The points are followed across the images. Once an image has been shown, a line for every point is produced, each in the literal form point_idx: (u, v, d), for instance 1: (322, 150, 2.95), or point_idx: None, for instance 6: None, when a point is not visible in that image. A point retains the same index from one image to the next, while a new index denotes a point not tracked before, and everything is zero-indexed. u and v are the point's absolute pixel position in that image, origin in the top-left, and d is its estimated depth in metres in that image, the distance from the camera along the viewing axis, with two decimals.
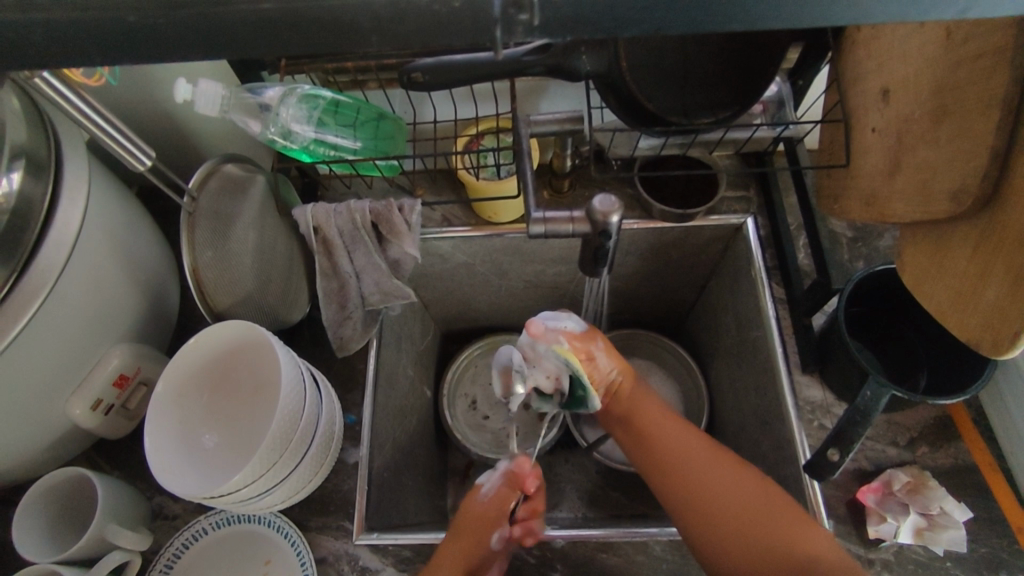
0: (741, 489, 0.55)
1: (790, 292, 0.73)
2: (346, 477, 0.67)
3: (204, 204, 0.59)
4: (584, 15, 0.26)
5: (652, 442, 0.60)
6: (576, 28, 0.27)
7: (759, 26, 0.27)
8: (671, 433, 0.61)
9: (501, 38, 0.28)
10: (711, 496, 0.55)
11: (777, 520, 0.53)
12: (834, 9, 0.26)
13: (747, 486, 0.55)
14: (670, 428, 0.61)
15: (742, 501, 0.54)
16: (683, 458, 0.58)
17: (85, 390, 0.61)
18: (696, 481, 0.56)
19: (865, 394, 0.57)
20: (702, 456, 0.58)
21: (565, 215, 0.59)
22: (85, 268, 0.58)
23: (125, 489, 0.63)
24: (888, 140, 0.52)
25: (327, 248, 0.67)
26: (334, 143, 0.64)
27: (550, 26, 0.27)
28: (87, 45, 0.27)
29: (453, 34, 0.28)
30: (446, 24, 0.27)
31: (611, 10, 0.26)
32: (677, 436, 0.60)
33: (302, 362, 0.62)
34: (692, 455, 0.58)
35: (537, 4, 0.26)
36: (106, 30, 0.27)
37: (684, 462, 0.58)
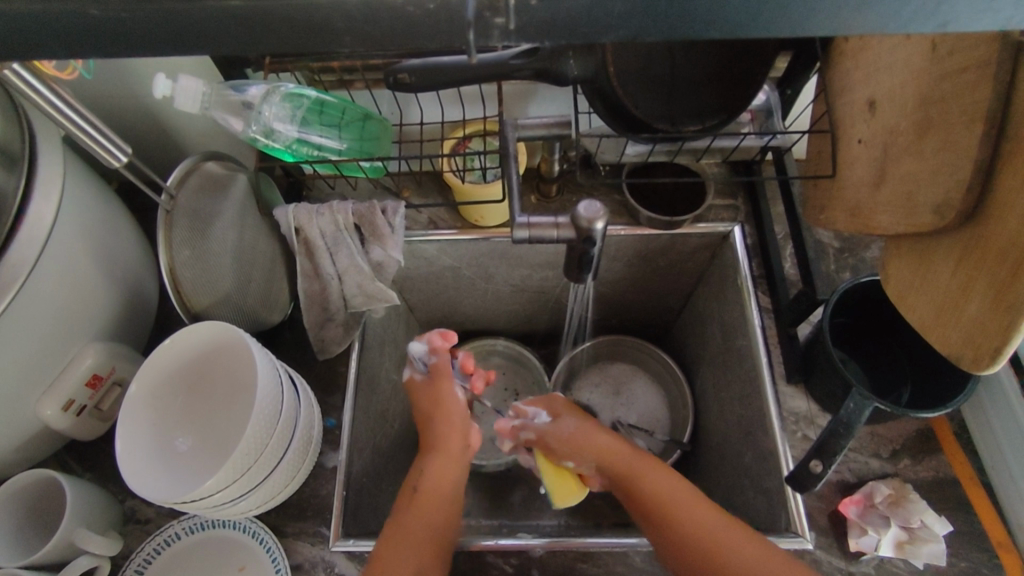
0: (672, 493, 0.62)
1: (776, 301, 0.73)
2: (324, 482, 0.66)
3: (183, 203, 0.57)
4: (561, 20, 0.26)
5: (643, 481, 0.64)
6: (553, 32, 0.26)
7: (737, 36, 0.27)
8: (652, 474, 0.64)
9: (475, 40, 0.27)
10: (647, 492, 0.63)
11: (707, 520, 0.58)
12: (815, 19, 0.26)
13: (710, 515, 0.59)
14: (649, 468, 0.65)
15: (679, 507, 0.60)
16: (662, 497, 0.61)
17: (55, 391, 0.60)
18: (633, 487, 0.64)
19: (847, 405, 0.57)
20: (651, 469, 0.65)
21: (549, 220, 0.57)
22: (57, 266, 0.56)
23: (96, 492, 0.62)
24: (874, 153, 0.51)
25: (308, 249, 0.64)
26: (318, 143, 0.63)
27: (525, 29, 0.26)
28: (44, 39, 0.26)
29: (429, 37, 0.27)
30: (421, 25, 0.26)
31: (591, 12, 0.25)
32: (607, 446, 0.69)
33: (280, 364, 0.61)
34: (665, 493, 0.62)
35: (511, 8, 0.25)
36: (67, 22, 0.26)
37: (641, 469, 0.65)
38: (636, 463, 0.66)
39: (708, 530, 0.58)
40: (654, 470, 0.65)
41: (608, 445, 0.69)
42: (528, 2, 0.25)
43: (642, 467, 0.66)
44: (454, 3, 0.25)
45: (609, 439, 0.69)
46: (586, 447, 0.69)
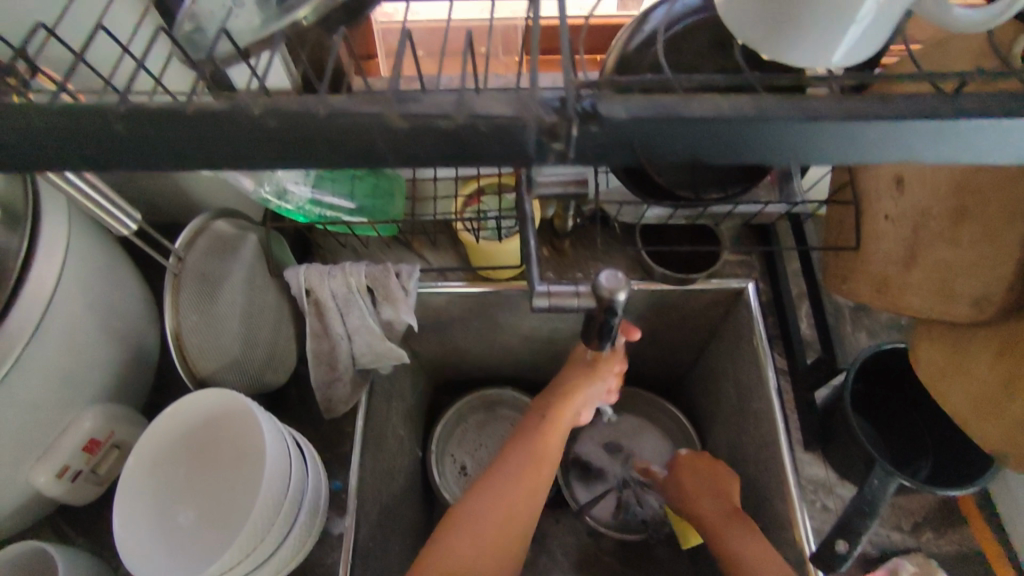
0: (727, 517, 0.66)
1: (792, 363, 0.72)
2: (329, 550, 0.63)
3: (191, 264, 0.55)
4: (621, 137, 0.24)
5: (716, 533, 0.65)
6: (616, 152, 0.25)
7: (805, 160, 0.26)
8: (726, 529, 0.65)
9: (532, 159, 0.25)
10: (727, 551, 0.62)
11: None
12: (880, 145, 0.25)
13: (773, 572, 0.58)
14: (730, 524, 0.65)
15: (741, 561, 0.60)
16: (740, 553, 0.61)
17: (50, 457, 0.58)
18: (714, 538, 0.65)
19: (872, 482, 0.56)
20: (730, 520, 0.66)
21: (570, 289, 0.55)
22: (58, 330, 0.55)
23: (90, 563, 0.59)
24: (902, 232, 0.51)
25: (319, 310, 0.62)
26: (331, 203, 0.62)
27: (587, 151, 0.25)
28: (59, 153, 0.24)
29: (486, 156, 0.25)
30: (477, 143, 0.24)
31: (657, 137, 0.24)
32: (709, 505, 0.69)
33: (288, 431, 0.59)
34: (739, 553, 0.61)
35: (573, 137, 0.24)
36: (94, 139, 0.24)
37: (715, 523, 0.66)
38: (717, 519, 0.66)
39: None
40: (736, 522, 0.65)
41: (736, 521, 0.65)
42: (589, 129, 0.24)
43: (721, 521, 0.66)
44: (508, 128, 0.24)
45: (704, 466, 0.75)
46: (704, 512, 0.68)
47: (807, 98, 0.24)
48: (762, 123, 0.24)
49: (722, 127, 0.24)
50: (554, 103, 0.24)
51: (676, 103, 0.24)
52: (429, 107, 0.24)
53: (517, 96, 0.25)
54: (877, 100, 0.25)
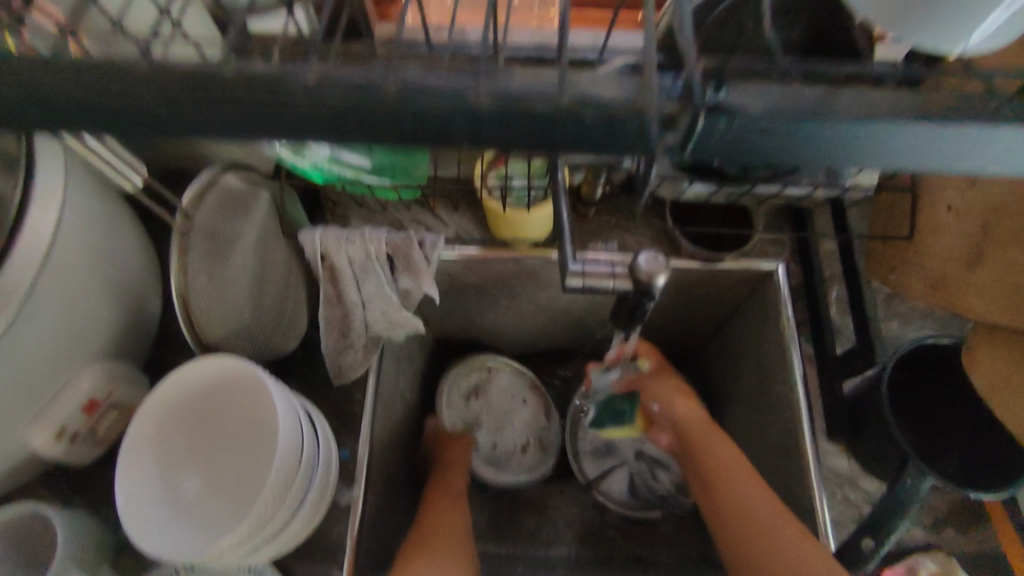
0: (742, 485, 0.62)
1: (820, 350, 0.70)
2: (338, 521, 0.62)
3: (199, 222, 0.51)
4: (752, 145, 0.25)
5: (725, 489, 0.62)
6: (730, 153, 0.25)
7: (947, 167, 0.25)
8: (739, 482, 0.62)
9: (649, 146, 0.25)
10: (733, 504, 0.61)
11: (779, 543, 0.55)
12: (1003, 154, 0.25)
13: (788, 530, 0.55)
14: (741, 479, 0.62)
15: (755, 517, 0.58)
16: (751, 503, 0.59)
17: (48, 418, 0.55)
18: (718, 488, 0.63)
19: (905, 484, 0.55)
20: (744, 477, 0.63)
21: (607, 270, 0.52)
22: (55, 287, 0.51)
23: (92, 525, 0.57)
24: (967, 229, 0.48)
25: (333, 275, 0.59)
26: (351, 163, 0.57)
27: (702, 149, 0.25)
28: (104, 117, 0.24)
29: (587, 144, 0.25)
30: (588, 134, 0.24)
31: (784, 144, 0.25)
32: (725, 450, 0.67)
33: (299, 402, 0.56)
34: (750, 504, 0.59)
35: (692, 127, 0.24)
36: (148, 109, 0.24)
37: (718, 466, 0.65)
38: (731, 469, 0.64)
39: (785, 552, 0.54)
40: (748, 478, 0.63)
41: (742, 466, 0.64)
42: (715, 126, 0.24)
43: (724, 463, 0.65)
44: (620, 122, 0.23)
45: (686, 403, 0.74)
46: (706, 457, 0.67)
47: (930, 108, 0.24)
48: (898, 126, 0.24)
49: (858, 128, 0.24)
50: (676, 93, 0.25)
51: (810, 102, 0.25)
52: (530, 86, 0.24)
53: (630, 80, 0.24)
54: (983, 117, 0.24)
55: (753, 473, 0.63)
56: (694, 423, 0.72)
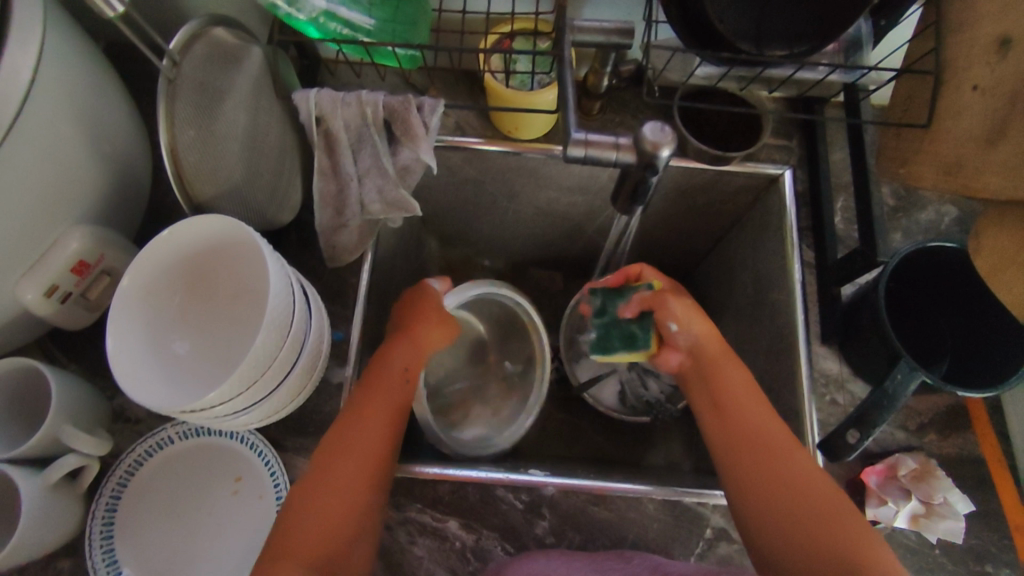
0: (745, 403, 0.55)
1: (821, 257, 0.69)
2: (328, 399, 0.62)
3: (188, 72, 0.49)
4: None
5: (733, 413, 0.55)
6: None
7: None
8: (747, 406, 0.54)
9: None
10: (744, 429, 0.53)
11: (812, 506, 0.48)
12: None
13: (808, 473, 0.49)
14: (750, 402, 0.55)
15: (782, 468, 0.50)
16: (764, 437, 0.52)
17: (36, 275, 0.54)
18: (726, 415, 0.55)
19: (894, 377, 0.54)
20: (746, 397, 0.55)
21: (611, 140, 0.50)
22: (38, 133, 0.49)
23: (84, 386, 0.57)
24: (994, 107, 0.46)
25: (329, 144, 0.57)
26: (347, 19, 0.54)
27: None
28: None
29: None
30: None
31: None
32: (750, 403, 0.55)
33: (292, 272, 0.55)
34: (761, 432, 0.52)
35: None
36: None
37: (730, 398, 0.55)
38: (733, 385, 0.56)
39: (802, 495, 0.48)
40: (750, 398, 0.55)
41: (777, 425, 0.53)
42: None
43: (741, 397, 0.55)
44: None
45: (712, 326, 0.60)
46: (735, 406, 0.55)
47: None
48: None
49: None
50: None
51: None
52: None
53: None
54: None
55: (764, 398, 0.55)
56: (727, 367, 0.57)
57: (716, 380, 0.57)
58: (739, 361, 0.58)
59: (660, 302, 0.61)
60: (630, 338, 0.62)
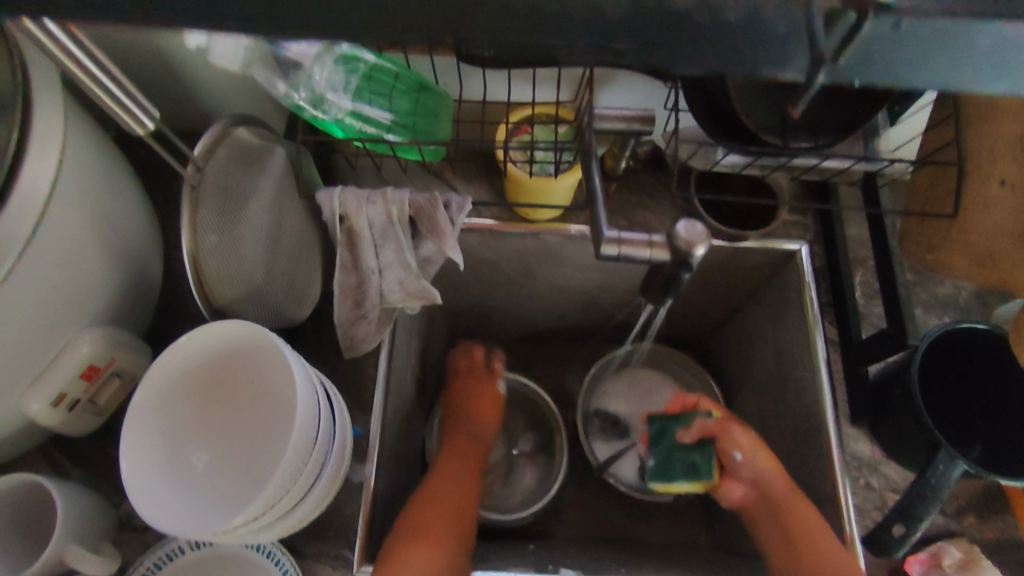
0: (798, 514, 0.58)
1: (844, 334, 0.68)
2: (348, 499, 0.59)
3: (211, 176, 0.47)
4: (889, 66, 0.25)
5: (792, 522, 0.58)
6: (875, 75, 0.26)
7: None
8: (804, 514, 0.57)
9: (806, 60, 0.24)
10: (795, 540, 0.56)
11: None
12: None
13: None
14: (805, 513, 0.57)
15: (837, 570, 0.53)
16: (822, 547, 0.55)
17: (45, 384, 0.51)
18: (779, 521, 0.59)
19: (936, 467, 0.53)
20: (798, 506, 0.57)
21: (644, 238, 0.49)
22: (54, 242, 0.47)
23: (91, 498, 0.54)
24: (1020, 200, 0.47)
25: (350, 240, 0.55)
26: (371, 118, 0.54)
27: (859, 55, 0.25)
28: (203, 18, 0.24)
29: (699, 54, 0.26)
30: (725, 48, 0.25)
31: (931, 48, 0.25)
32: (802, 510, 0.58)
33: (316, 374, 0.52)
34: (810, 539, 0.56)
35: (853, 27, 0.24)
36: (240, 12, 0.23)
37: (783, 507, 0.59)
38: (790, 501, 0.59)
39: None
40: (805, 510, 0.58)
41: (830, 539, 0.55)
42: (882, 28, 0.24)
43: (800, 508, 0.57)
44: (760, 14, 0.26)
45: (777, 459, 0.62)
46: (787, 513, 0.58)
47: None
48: None
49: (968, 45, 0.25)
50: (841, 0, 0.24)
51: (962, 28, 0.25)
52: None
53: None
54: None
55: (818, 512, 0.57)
56: (803, 507, 0.57)
57: (786, 515, 0.58)
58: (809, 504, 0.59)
59: (726, 432, 0.64)
60: (693, 468, 0.64)
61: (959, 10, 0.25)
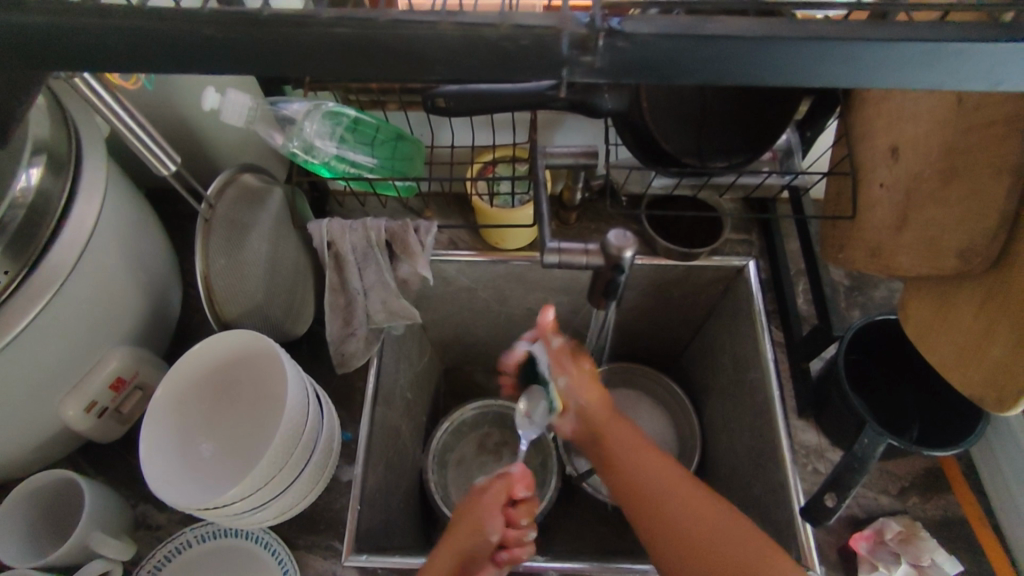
0: (628, 457, 0.55)
1: (788, 336, 0.75)
2: (338, 496, 0.66)
3: (221, 212, 0.58)
4: (651, 58, 0.28)
5: (610, 452, 0.56)
6: (642, 71, 0.29)
7: (869, 84, 0.29)
8: (615, 438, 0.56)
9: (564, 76, 0.29)
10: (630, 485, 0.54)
11: (688, 521, 0.51)
12: (892, 67, 0.28)
13: (699, 502, 0.52)
14: (621, 433, 0.57)
15: (670, 511, 0.51)
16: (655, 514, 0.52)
17: (79, 392, 0.60)
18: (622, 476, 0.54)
19: (862, 441, 0.58)
20: (646, 466, 0.54)
21: (580, 247, 0.59)
22: (93, 269, 0.58)
23: (111, 496, 0.62)
24: (896, 198, 0.55)
25: (338, 263, 0.66)
26: (353, 160, 0.64)
27: (626, 50, 0.28)
28: (160, 64, 0.30)
29: (518, 72, 0.29)
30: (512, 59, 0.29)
31: (673, 57, 0.28)
32: (635, 443, 0.56)
33: (307, 378, 0.61)
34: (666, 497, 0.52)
35: (600, 49, 0.28)
36: None
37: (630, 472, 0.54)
38: (614, 430, 0.57)
39: (677, 522, 0.51)
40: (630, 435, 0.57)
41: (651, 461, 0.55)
42: (615, 43, 0.28)
43: (612, 427, 0.57)
44: (544, 38, 0.28)
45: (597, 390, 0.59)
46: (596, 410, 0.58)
47: (813, 24, 0.28)
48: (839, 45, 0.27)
49: (736, 44, 0.28)
50: (587, 22, 0.28)
51: (691, 24, 0.28)
52: (476, 18, 0.28)
53: (554, 16, 0.29)
54: (898, 29, 0.28)
55: (643, 440, 0.56)
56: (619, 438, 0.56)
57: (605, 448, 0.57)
58: (653, 452, 0.55)
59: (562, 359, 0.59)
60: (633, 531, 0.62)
61: (693, 31, 0.28)
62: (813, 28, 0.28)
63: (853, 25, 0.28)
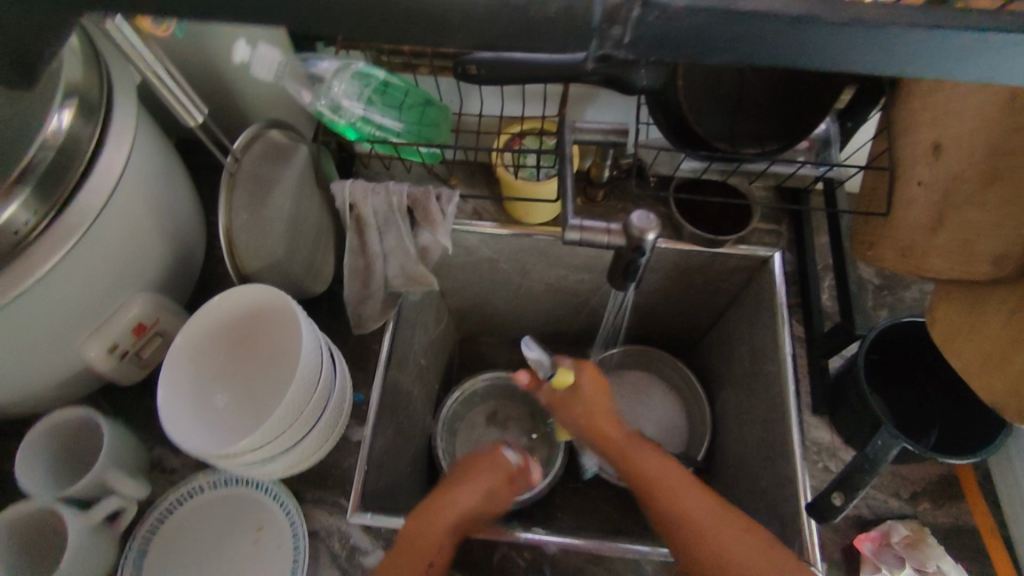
0: (660, 474, 0.59)
1: (809, 331, 0.74)
2: (347, 454, 0.67)
3: (246, 167, 0.58)
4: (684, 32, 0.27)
5: (632, 467, 0.61)
6: (666, 46, 0.28)
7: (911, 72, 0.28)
8: (644, 461, 0.60)
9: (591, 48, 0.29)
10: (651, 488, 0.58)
11: (729, 544, 0.54)
12: (939, 57, 0.27)
13: (723, 521, 0.55)
14: (647, 457, 0.61)
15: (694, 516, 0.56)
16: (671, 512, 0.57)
17: (102, 334, 0.62)
18: (657, 496, 0.58)
19: (875, 443, 0.57)
20: (677, 484, 0.58)
21: (602, 226, 0.58)
22: (119, 214, 0.58)
23: (130, 437, 0.64)
24: (934, 197, 0.53)
25: (359, 226, 0.65)
26: (379, 122, 0.63)
27: (662, 22, 0.27)
28: None
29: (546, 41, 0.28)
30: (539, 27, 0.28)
31: (707, 32, 0.27)
32: (662, 461, 0.61)
33: (323, 337, 0.62)
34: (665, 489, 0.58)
35: (630, 20, 0.27)
36: None
37: (661, 487, 0.58)
38: (633, 448, 0.62)
39: (721, 544, 0.54)
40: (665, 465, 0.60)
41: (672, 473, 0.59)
42: (646, 18, 0.27)
43: (631, 446, 0.63)
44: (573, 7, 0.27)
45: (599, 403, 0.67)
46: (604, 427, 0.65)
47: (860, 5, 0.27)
48: (885, 29, 0.26)
49: (773, 24, 0.26)
50: None
51: None
52: None
53: None
54: (952, 16, 0.26)
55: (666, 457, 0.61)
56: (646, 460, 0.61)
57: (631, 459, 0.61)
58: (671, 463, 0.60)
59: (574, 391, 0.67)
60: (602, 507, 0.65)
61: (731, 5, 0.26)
62: (858, 9, 0.26)
63: (903, 9, 0.26)
